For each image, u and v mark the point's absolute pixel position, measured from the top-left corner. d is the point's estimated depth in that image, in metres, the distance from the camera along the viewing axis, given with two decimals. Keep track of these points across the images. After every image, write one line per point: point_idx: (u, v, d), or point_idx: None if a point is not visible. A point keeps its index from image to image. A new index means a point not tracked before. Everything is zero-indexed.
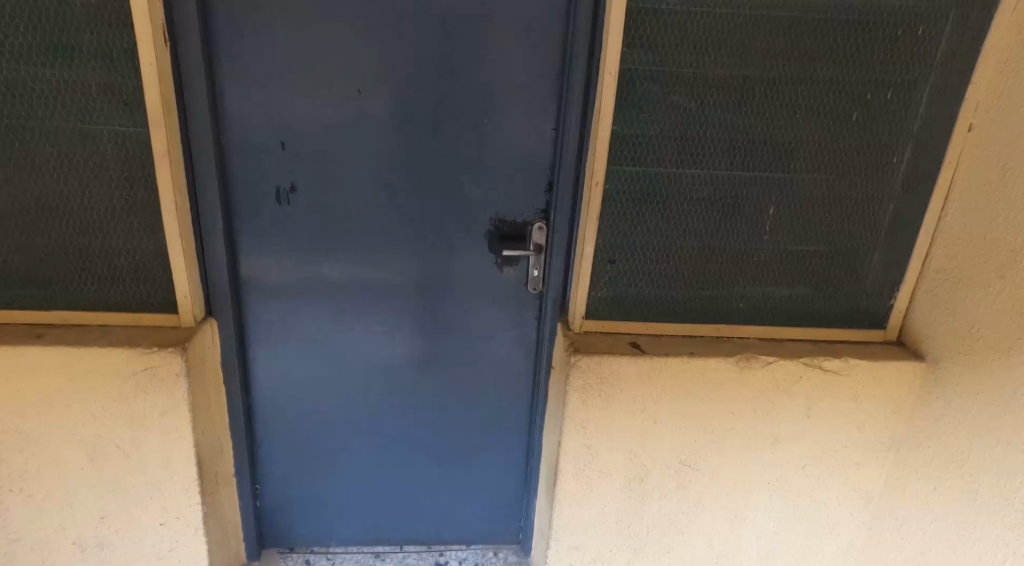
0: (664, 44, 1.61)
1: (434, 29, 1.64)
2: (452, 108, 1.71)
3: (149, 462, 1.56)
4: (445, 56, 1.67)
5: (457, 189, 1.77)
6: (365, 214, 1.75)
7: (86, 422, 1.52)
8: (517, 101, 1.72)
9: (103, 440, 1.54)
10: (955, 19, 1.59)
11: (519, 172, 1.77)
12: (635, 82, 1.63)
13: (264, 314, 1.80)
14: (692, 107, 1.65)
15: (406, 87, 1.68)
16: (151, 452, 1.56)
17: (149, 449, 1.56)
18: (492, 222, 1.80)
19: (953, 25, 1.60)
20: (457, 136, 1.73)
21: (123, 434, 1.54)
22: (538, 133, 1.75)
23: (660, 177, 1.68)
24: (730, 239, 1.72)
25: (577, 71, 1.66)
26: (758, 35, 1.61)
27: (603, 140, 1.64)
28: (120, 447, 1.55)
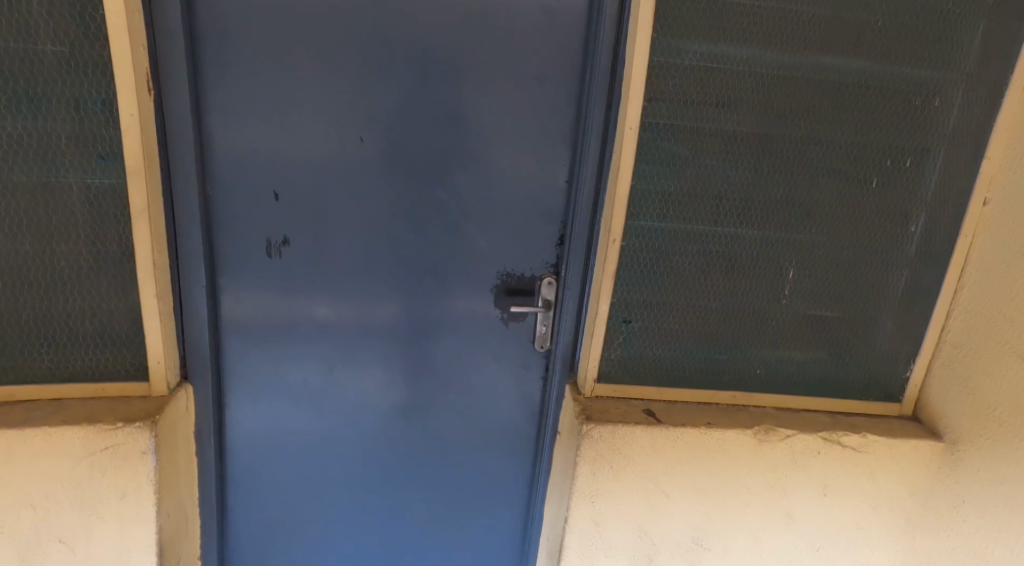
0: (684, 101, 1.52)
1: (446, 74, 1.52)
2: (461, 159, 1.58)
3: (101, 554, 1.33)
4: (455, 103, 1.55)
5: (462, 243, 1.64)
6: (361, 269, 1.62)
7: (27, 512, 1.29)
8: (531, 151, 1.61)
9: (44, 532, 1.31)
10: (965, 91, 1.56)
11: (529, 225, 1.66)
12: (655, 138, 1.53)
13: (246, 375, 1.65)
14: (711, 166, 1.57)
15: (412, 134, 1.55)
16: (102, 542, 1.32)
17: (101, 540, 1.32)
18: (499, 276, 1.68)
19: (964, 97, 1.56)
20: (465, 187, 1.60)
21: (70, 524, 1.31)
22: (552, 185, 1.64)
23: (677, 238, 1.60)
24: (748, 303, 1.65)
25: (593, 125, 1.56)
26: (780, 95, 1.53)
27: (622, 198, 1.54)
28: (65, 540, 1.32)
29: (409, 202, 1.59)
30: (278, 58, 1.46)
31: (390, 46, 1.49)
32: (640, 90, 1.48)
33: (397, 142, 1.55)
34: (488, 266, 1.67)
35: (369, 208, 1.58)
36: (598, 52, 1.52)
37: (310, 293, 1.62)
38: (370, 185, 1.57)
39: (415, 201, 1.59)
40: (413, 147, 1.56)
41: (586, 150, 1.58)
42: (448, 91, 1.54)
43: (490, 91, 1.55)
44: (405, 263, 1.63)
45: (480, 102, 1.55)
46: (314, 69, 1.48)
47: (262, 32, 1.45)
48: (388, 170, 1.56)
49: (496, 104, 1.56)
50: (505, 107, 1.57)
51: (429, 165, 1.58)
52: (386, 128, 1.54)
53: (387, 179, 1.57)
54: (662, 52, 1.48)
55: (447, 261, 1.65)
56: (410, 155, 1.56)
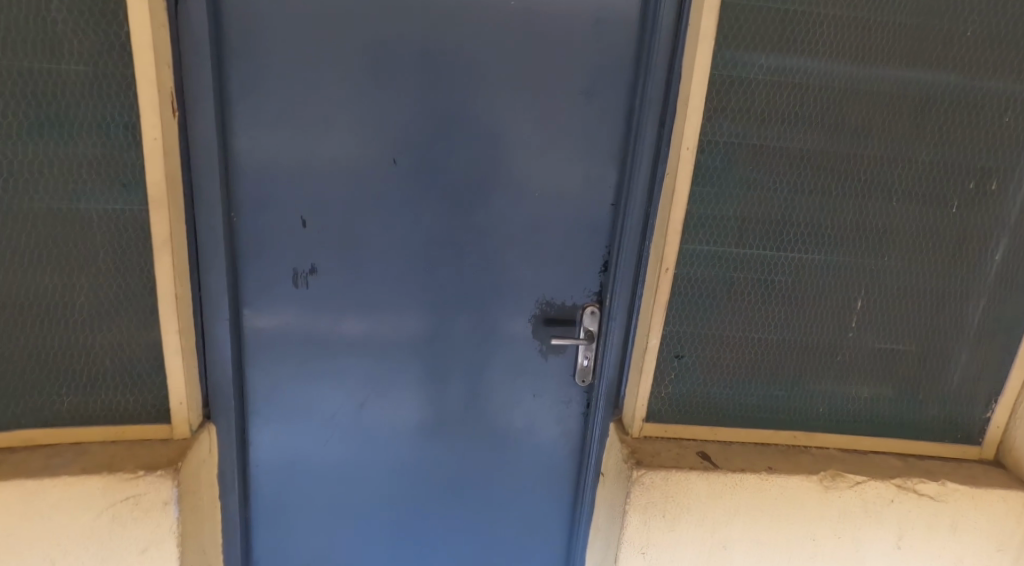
0: (747, 117, 1.40)
1: (490, 91, 1.42)
2: (504, 181, 1.48)
3: None
4: (498, 122, 1.44)
5: (504, 270, 1.53)
6: (396, 298, 1.51)
7: None
8: (576, 172, 1.49)
9: None
10: None
11: (572, 251, 1.54)
12: (714, 158, 1.41)
13: (270, 412, 1.55)
14: (775, 188, 1.44)
15: (451, 155, 1.44)
16: None
17: None
18: (538, 305, 1.57)
19: None
20: (508, 212, 1.49)
21: None
22: (597, 209, 1.52)
23: (736, 265, 1.47)
24: (812, 335, 1.53)
25: (645, 144, 1.44)
26: (852, 111, 1.41)
27: (676, 223, 1.42)
28: None
29: (446, 227, 1.49)
30: (311, 75, 1.37)
31: (430, 62, 1.39)
32: (700, 107, 1.36)
33: (436, 164, 1.45)
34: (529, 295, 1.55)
35: (405, 234, 1.48)
36: (652, 65, 1.40)
37: (339, 325, 1.52)
38: (406, 210, 1.47)
39: (454, 227, 1.49)
40: (452, 168, 1.45)
41: (636, 171, 1.46)
42: (490, 109, 1.43)
43: (535, 109, 1.44)
44: (442, 292, 1.52)
45: (524, 121, 1.45)
46: (349, 86, 1.38)
47: (293, 47, 1.35)
48: (425, 193, 1.46)
49: (541, 122, 1.45)
50: (551, 125, 1.46)
51: (469, 187, 1.47)
52: (423, 149, 1.43)
53: (424, 203, 1.47)
54: (724, 66, 1.37)
55: (487, 290, 1.54)
56: (448, 177, 1.46)
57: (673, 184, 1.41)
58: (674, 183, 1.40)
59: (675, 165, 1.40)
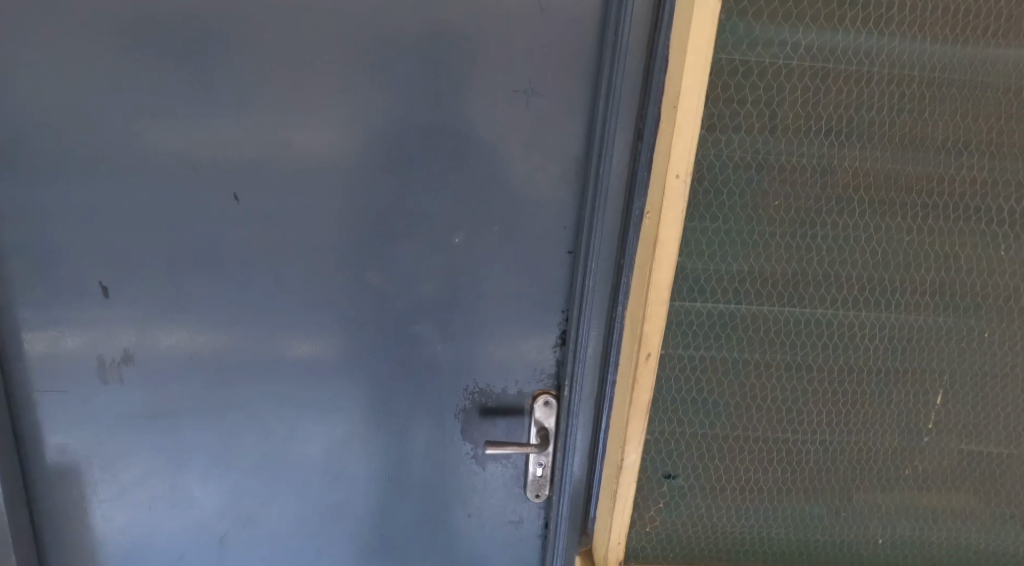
0: (773, 126, 0.90)
1: (367, 92, 0.94)
2: (400, 224, 1.00)
3: None
4: (384, 137, 0.96)
5: (412, 349, 1.06)
6: (254, 392, 1.06)
7: None
8: (511, 208, 1.00)
9: None
10: None
11: (513, 321, 1.06)
12: (720, 190, 0.92)
13: (93, 553, 1.10)
14: (817, 233, 0.95)
15: (317, 187, 0.98)
16: None
17: None
18: (467, 396, 1.09)
19: None
20: (409, 268, 1.02)
21: None
22: (547, 259, 1.03)
23: (754, 347, 1.00)
24: (867, 438, 1.06)
25: (612, 170, 0.94)
26: (940, 115, 0.91)
27: (661, 287, 0.91)
28: None
29: (321, 290, 1.02)
30: (89, 78, 0.91)
31: (269, 51, 0.92)
32: (696, 111, 0.84)
33: (298, 198, 0.98)
34: (449, 381, 1.08)
35: (261, 303, 1.02)
36: (618, 46, 0.90)
37: (173, 432, 1.06)
38: (258, 266, 1.00)
39: (334, 291, 1.02)
40: (321, 206, 0.99)
41: (598, 206, 0.95)
42: (371, 118, 0.95)
43: (440, 117, 0.96)
44: (324, 382, 1.07)
45: (424, 136, 0.96)
46: (151, 93, 0.92)
47: (56, 37, 0.90)
48: (285, 243, 1.00)
49: (451, 136, 0.97)
50: (467, 141, 0.97)
51: (350, 233, 1.00)
52: (274, 179, 0.97)
53: (284, 258, 1.00)
54: (734, 46, 0.87)
55: (388, 377, 1.07)
56: (316, 220, 0.99)
57: (651, 228, 0.90)
58: (654, 228, 0.89)
59: (656, 199, 0.89)
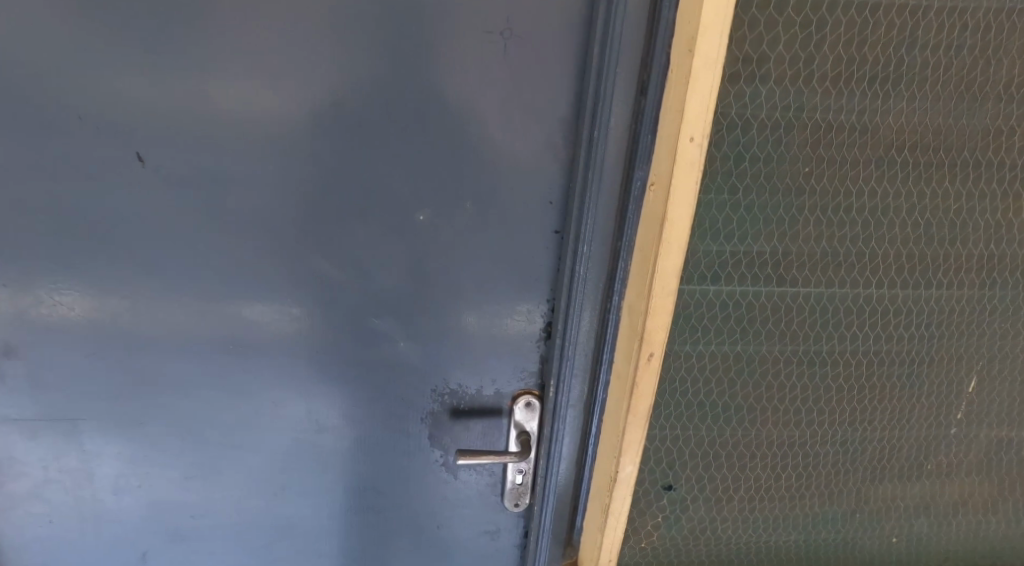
0: (808, 76, 0.73)
1: (303, 37, 0.75)
2: (350, 199, 0.82)
3: None
4: (325, 92, 0.77)
5: (369, 345, 0.89)
6: (174, 395, 0.89)
7: None
8: (485, 179, 0.82)
9: None
10: None
11: (489, 313, 0.89)
12: (742, 156, 0.75)
13: None
14: (853, 208, 0.80)
15: (244, 155, 0.79)
16: None
17: None
18: (435, 399, 0.93)
19: None
20: (363, 251, 0.85)
21: None
22: (529, 240, 0.86)
23: (773, 340, 0.85)
24: (893, 436, 0.93)
25: (610, 133, 0.75)
26: (1002, 63, 0.76)
27: (667, 277, 0.75)
28: None
29: (255, 278, 0.85)
30: None
31: None
32: (717, 59, 0.67)
33: (221, 168, 0.79)
34: (413, 382, 0.92)
35: (177, 290, 0.84)
36: None
37: (82, 441, 0.90)
38: (175, 250, 0.82)
39: (271, 279, 0.85)
40: (250, 178, 0.80)
41: (593, 179, 0.77)
42: (309, 68, 0.76)
43: (396, 67, 0.77)
44: (264, 384, 0.90)
45: (378, 91, 0.77)
46: (22, 32, 0.72)
47: None
48: (207, 222, 0.81)
49: (410, 92, 0.78)
50: (429, 97, 0.78)
51: (288, 210, 0.82)
52: (189, 144, 0.78)
53: (208, 240, 0.82)
54: None
55: (342, 378, 0.91)
56: (245, 195, 0.81)
57: (657, 206, 0.73)
58: (659, 206, 0.72)
59: (663, 169, 0.72)
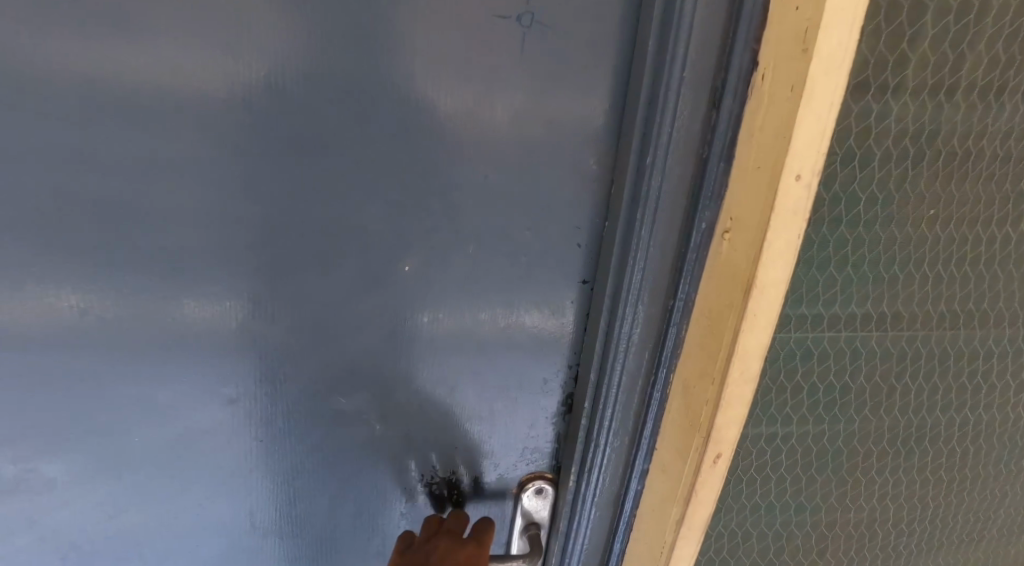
0: (957, 86, 0.51)
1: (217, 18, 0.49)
2: (297, 250, 0.57)
3: None
4: (256, 102, 0.52)
5: (329, 437, 0.66)
6: (43, 515, 0.63)
7: None
8: (490, 217, 0.59)
9: None
10: None
11: (490, 388, 0.68)
12: (857, 197, 0.53)
13: None
14: (987, 261, 0.59)
15: (134, 195, 0.53)
16: None
17: None
18: (421, 490, 0.72)
19: None
20: (317, 321, 0.60)
21: None
22: (549, 294, 0.64)
23: (867, 430, 0.65)
24: (987, 525, 0.76)
25: (671, 160, 0.53)
26: None
27: (749, 360, 0.55)
28: None
29: (156, 364, 0.59)
30: None
31: None
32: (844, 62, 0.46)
33: (97, 218, 0.53)
34: (392, 471, 0.70)
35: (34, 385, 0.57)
36: None
37: None
38: (29, 335, 0.56)
39: (183, 364, 0.59)
40: (144, 228, 0.54)
41: (642, 224, 0.56)
42: (230, 68, 0.50)
43: (362, 65, 0.52)
44: (176, 501, 0.65)
45: (334, 100, 0.53)
46: None
47: None
48: (76, 295, 0.55)
49: (384, 101, 0.53)
50: (412, 107, 0.54)
51: (204, 271, 0.56)
52: (38, 182, 0.51)
53: (82, 317, 0.56)
54: None
55: (290, 477, 0.67)
56: (136, 252, 0.55)
57: (740, 266, 0.52)
58: (744, 268, 0.51)
59: (750, 218, 0.51)
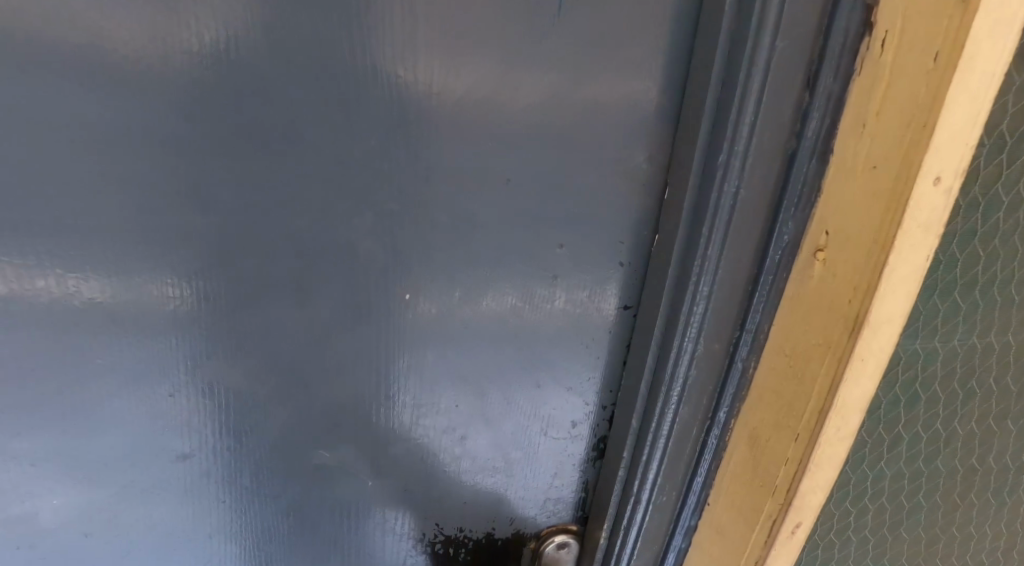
0: None
1: None
2: (266, 271, 0.44)
3: None
4: (206, 78, 0.39)
5: (307, 500, 0.52)
6: None
7: None
8: (515, 228, 0.47)
9: None
10: None
11: (507, 437, 0.55)
12: (998, 202, 0.41)
13: None
14: None
15: (37, 198, 0.39)
16: None
17: None
18: (421, 553, 0.59)
19: None
20: (293, 360, 0.47)
21: None
22: (582, 322, 0.51)
23: (969, 483, 0.53)
24: None
25: (751, 155, 0.41)
26: None
27: (848, 413, 0.43)
28: None
29: (75, 421, 0.44)
30: None
31: None
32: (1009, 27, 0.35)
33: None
34: (386, 536, 0.56)
35: None
36: None
37: None
38: None
39: (110, 420, 0.45)
40: (53, 240, 0.40)
41: (709, 243, 0.43)
42: (173, 30, 0.37)
43: (353, 29, 0.39)
44: None
45: (312, 79, 0.40)
46: None
47: None
48: None
49: (381, 77, 0.41)
50: (417, 86, 0.41)
51: (139, 298, 0.42)
52: None
53: None
54: None
55: (257, 554, 0.54)
56: (42, 274, 0.40)
57: (841, 302, 0.41)
58: (850, 305, 0.40)
59: (859, 241, 0.39)
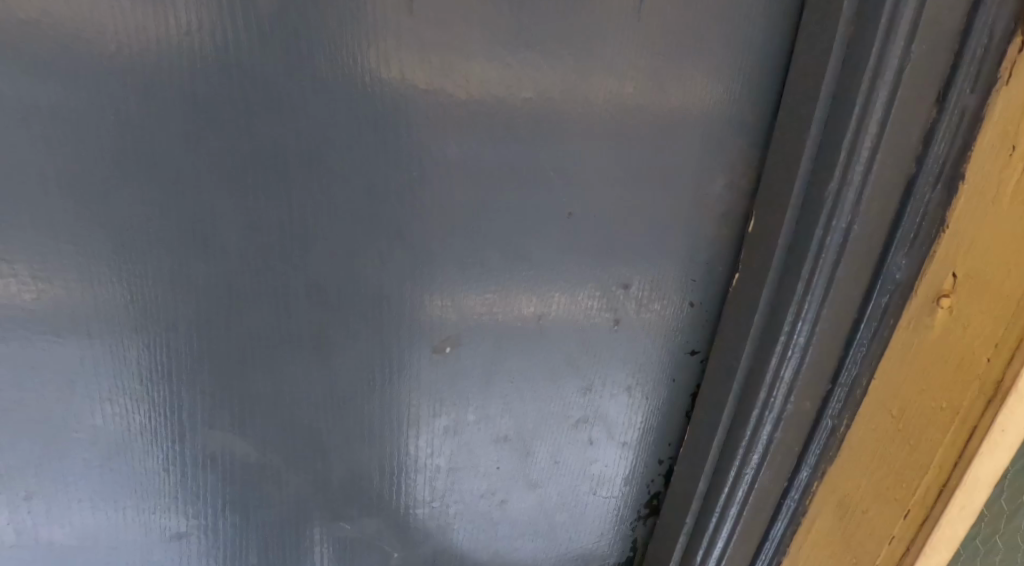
0: None
1: None
2: (284, 319, 0.37)
3: None
4: (219, 92, 0.32)
5: None
6: None
7: None
8: (575, 263, 0.40)
9: None
10: None
11: (553, 500, 0.47)
12: None
13: None
14: None
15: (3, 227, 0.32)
16: None
17: None
18: None
19: None
20: (311, 419, 0.39)
21: None
22: (643, 370, 0.44)
23: None
24: None
25: (870, 177, 0.34)
26: None
27: (977, 489, 0.37)
28: None
29: (48, 491, 0.37)
30: None
31: None
32: None
33: None
34: None
35: None
36: None
37: None
38: None
39: (90, 491, 0.37)
40: (21, 280, 0.33)
41: (811, 285, 0.36)
42: (182, 35, 0.31)
43: (402, 31, 0.33)
44: None
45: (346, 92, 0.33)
46: None
47: None
48: None
49: (432, 87, 0.34)
50: (468, 101, 0.35)
51: (132, 349, 0.35)
52: None
53: None
54: None
55: None
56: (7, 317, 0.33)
57: (979, 360, 0.35)
58: (991, 365, 0.35)
59: (1003, 288, 0.34)
